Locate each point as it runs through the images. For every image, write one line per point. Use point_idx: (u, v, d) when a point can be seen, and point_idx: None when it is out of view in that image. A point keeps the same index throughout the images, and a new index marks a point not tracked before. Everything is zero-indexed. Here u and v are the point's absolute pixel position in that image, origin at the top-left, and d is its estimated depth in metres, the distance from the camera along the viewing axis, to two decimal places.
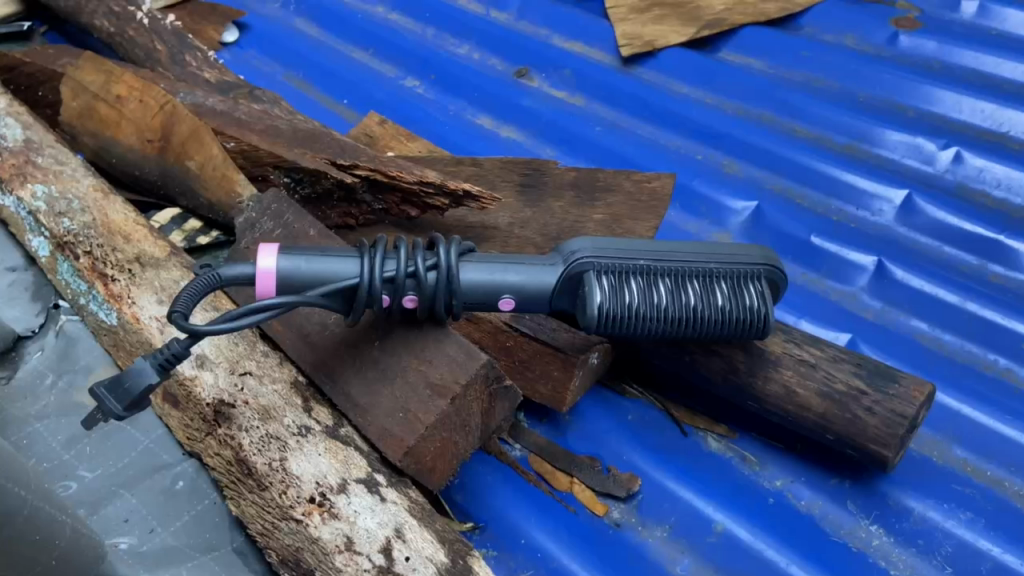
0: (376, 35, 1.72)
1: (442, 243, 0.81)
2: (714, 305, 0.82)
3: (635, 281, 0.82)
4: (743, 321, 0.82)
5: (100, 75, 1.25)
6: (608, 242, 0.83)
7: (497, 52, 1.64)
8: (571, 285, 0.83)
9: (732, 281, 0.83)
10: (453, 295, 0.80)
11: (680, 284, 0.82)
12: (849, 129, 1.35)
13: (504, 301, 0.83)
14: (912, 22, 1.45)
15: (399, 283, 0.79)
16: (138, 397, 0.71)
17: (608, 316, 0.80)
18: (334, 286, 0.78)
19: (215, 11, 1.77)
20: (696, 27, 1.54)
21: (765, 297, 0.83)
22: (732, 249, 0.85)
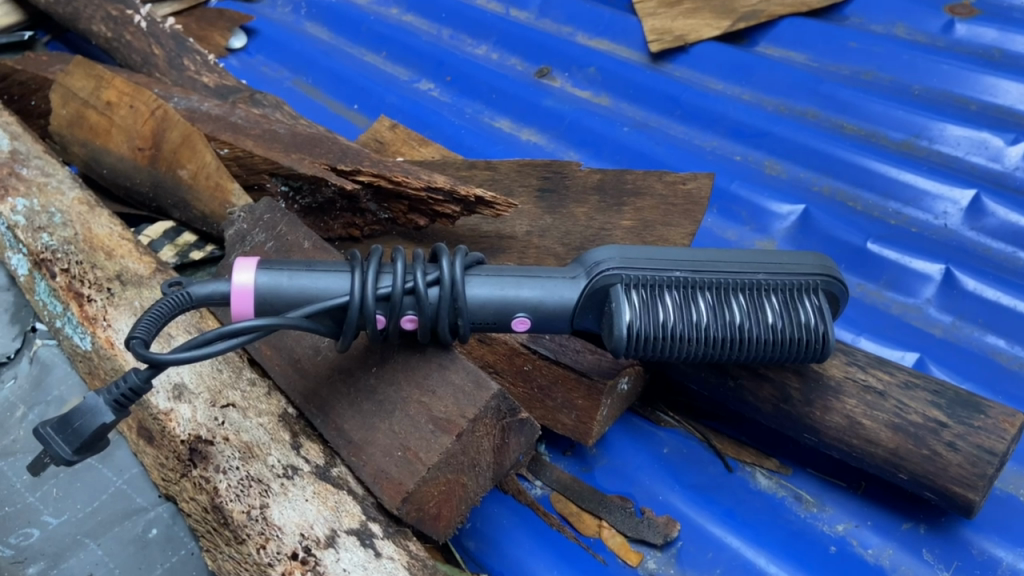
0: (388, 37, 1.63)
1: (445, 254, 0.70)
2: (765, 324, 0.70)
3: (669, 295, 0.70)
4: (799, 341, 0.70)
5: (90, 80, 1.17)
6: (638, 251, 0.72)
7: (517, 52, 1.54)
8: (596, 301, 0.71)
9: (784, 295, 0.71)
10: (458, 314, 0.70)
11: (724, 299, 0.71)
12: (903, 125, 1.22)
13: (518, 320, 0.72)
14: (968, 9, 1.31)
15: (395, 302, 0.68)
16: (90, 439, 0.60)
17: (639, 338, 0.69)
18: (321, 305, 0.67)
19: (223, 16, 1.69)
20: (731, 20, 1.42)
21: (823, 313, 0.71)
22: (784, 257, 0.72)
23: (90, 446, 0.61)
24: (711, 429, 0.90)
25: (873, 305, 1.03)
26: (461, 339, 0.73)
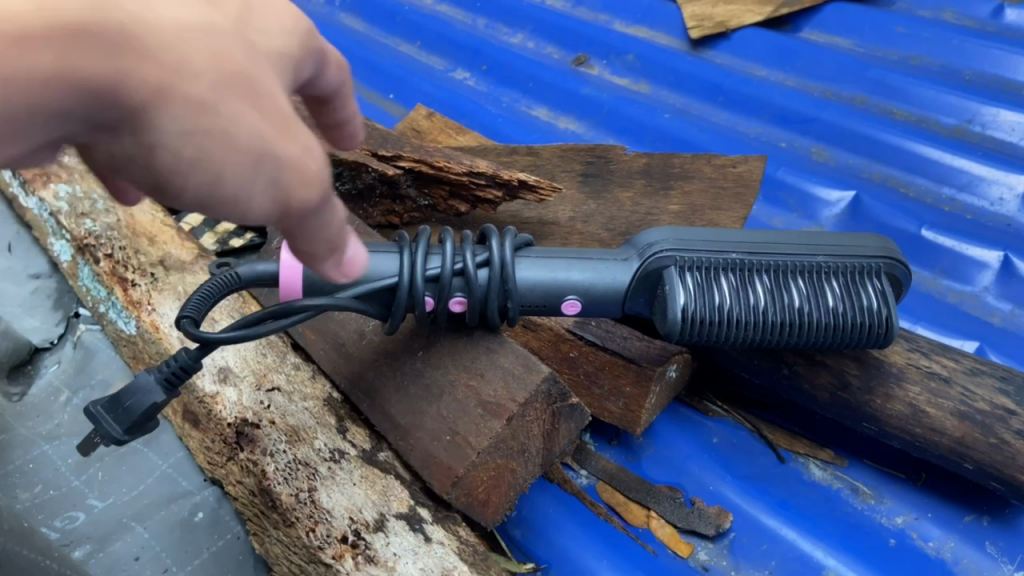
0: (424, 26, 1.62)
1: (495, 236, 0.69)
2: (826, 308, 0.68)
3: (726, 277, 0.68)
4: (861, 326, 0.68)
5: None
6: (693, 233, 0.70)
7: (553, 41, 1.53)
8: (648, 284, 0.69)
9: (845, 279, 0.69)
10: (508, 297, 0.68)
11: (783, 283, 0.68)
12: (954, 110, 1.19)
13: (568, 303, 0.70)
14: None
15: (444, 283, 0.67)
16: (141, 418, 0.60)
17: (694, 322, 0.67)
18: (368, 288, 0.66)
19: None
20: (774, 6, 1.40)
21: (886, 297, 0.69)
22: (844, 240, 0.70)
23: (142, 426, 0.61)
24: (761, 419, 0.88)
25: (928, 293, 0.99)
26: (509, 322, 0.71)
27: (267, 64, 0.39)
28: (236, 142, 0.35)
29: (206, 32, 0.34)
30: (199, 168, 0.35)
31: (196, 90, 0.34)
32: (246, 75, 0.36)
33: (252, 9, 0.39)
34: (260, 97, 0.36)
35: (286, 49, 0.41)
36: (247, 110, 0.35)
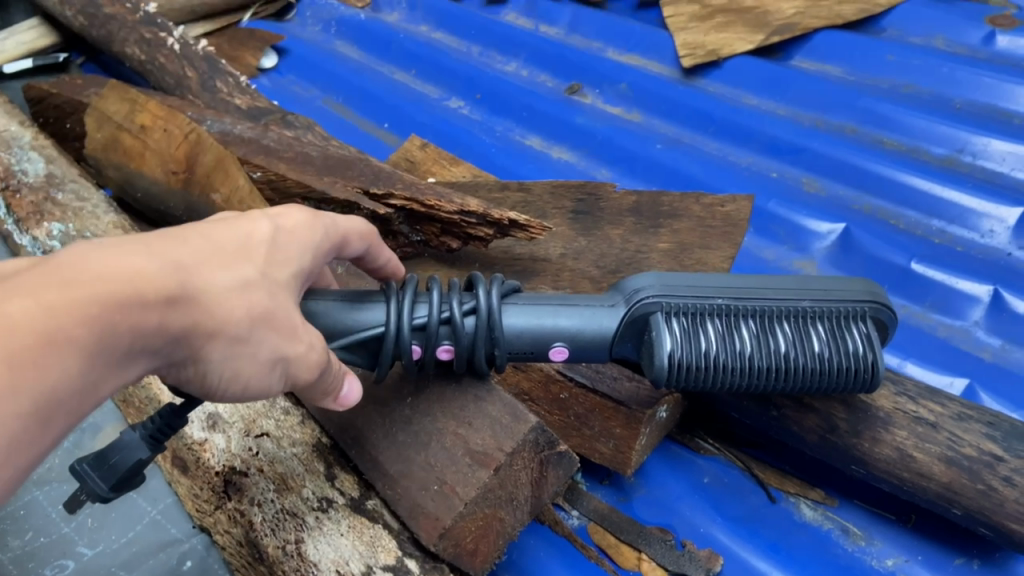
0: (419, 56, 1.64)
1: (483, 284, 0.69)
2: (811, 353, 0.68)
3: (711, 322, 0.68)
4: (846, 370, 0.68)
5: (124, 105, 1.18)
6: (679, 278, 0.70)
7: (547, 69, 1.56)
8: (635, 330, 0.69)
9: (830, 323, 0.69)
10: (495, 344, 0.68)
11: (768, 327, 0.69)
12: (944, 140, 1.19)
13: (556, 349, 0.70)
14: (1010, 21, 1.35)
15: (431, 332, 0.67)
16: (125, 476, 0.60)
17: (680, 368, 0.67)
18: (357, 335, 0.67)
19: (254, 37, 1.71)
20: (765, 34, 1.44)
21: (872, 341, 0.68)
22: (829, 284, 0.70)
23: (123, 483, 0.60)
24: (752, 457, 0.88)
25: (918, 327, 0.99)
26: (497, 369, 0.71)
27: (283, 289, 0.59)
28: (258, 354, 0.56)
29: (242, 289, 0.55)
30: (231, 381, 0.57)
31: (235, 329, 0.54)
32: (266, 311, 0.56)
33: (276, 248, 0.60)
34: (281, 321, 0.57)
35: (301, 269, 0.62)
36: (268, 334, 0.56)
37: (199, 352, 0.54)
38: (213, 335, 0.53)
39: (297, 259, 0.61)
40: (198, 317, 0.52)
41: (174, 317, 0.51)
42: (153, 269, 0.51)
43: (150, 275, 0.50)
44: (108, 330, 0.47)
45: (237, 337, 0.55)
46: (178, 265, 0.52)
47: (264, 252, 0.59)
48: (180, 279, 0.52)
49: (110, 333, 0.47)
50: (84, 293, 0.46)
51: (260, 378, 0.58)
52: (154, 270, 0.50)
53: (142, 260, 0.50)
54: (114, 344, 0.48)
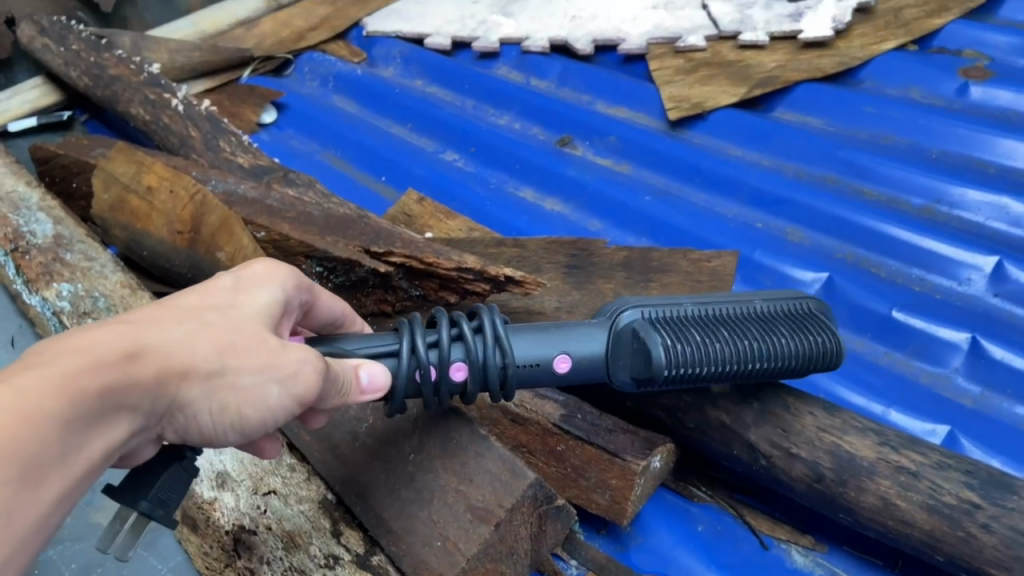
0: (414, 110, 1.70)
1: (485, 309, 0.76)
2: (782, 339, 0.79)
3: (693, 324, 0.78)
4: (817, 349, 0.80)
5: (132, 166, 1.23)
6: (651, 298, 0.81)
7: (539, 122, 1.62)
8: (624, 345, 0.78)
9: (787, 317, 0.83)
10: (504, 355, 0.73)
11: (739, 327, 0.80)
12: (921, 189, 1.24)
13: (561, 356, 0.77)
14: (982, 73, 1.42)
15: (444, 348, 0.72)
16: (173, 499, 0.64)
17: (678, 359, 0.75)
18: (374, 349, 0.72)
19: (254, 93, 1.76)
20: (747, 87, 1.51)
21: (822, 329, 0.81)
22: (771, 294, 0.85)
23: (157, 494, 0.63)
24: (744, 504, 0.91)
25: (900, 374, 1.03)
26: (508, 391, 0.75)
27: (245, 319, 0.63)
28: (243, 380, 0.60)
29: (205, 328, 0.59)
30: (224, 413, 0.60)
31: (211, 361, 0.58)
32: (236, 342, 0.60)
33: (228, 293, 0.65)
34: (255, 350, 0.61)
35: (263, 305, 0.66)
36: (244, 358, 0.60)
37: (181, 397, 0.57)
38: (186, 376, 0.57)
39: (257, 298, 0.66)
40: (172, 361, 0.56)
41: (146, 367, 0.54)
42: (104, 334, 0.53)
43: (110, 337, 0.53)
44: (80, 393, 0.49)
45: (218, 371, 0.58)
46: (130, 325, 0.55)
47: (224, 300, 0.64)
48: (138, 337, 0.54)
49: (82, 398, 0.49)
50: (48, 369, 0.48)
51: (259, 403, 0.61)
52: (107, 334, 0.53)
53: (88, 331, 0.52)
54: (90, 405, 0.50)
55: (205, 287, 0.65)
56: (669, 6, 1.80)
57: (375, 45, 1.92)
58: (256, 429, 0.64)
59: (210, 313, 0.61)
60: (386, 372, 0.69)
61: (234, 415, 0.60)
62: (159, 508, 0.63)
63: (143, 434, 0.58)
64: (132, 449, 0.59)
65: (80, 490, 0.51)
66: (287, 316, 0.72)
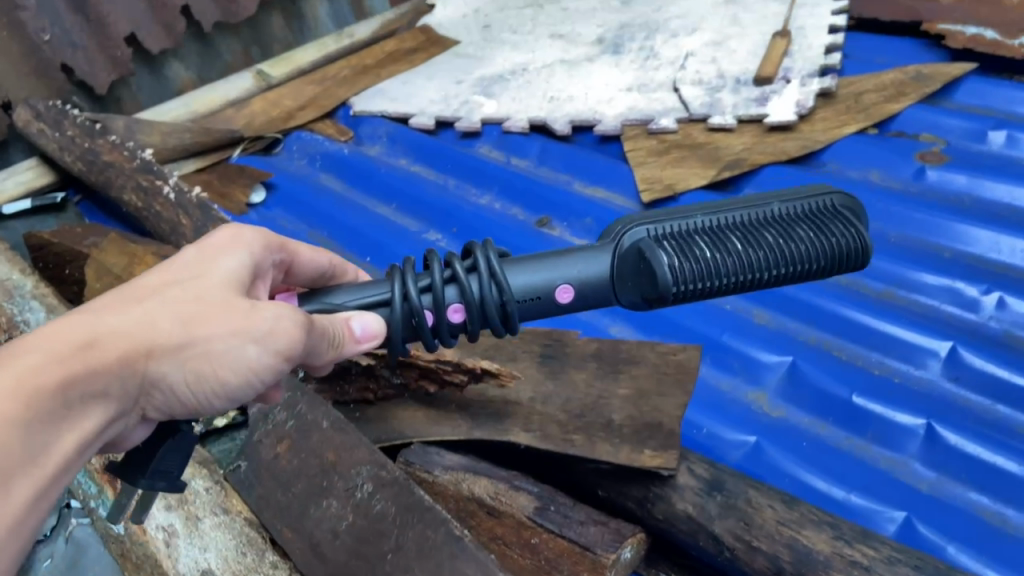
0: (399, 190, 1.76)
1: (479, 244, 0.72)
2: (804, 240, 0.69)
3: (699, 239, 0.69)
4: (849, 247, 0.69)
5: (123, 258, 1.29)
6: (654, 212, 0.72)
7: (519, 202, 1.68)
8: (627, 264, 0.70)
9: (809, 217, 0.72)
10: (501, 294, 0.69)
11: (755, 232, 0.70)
12: (882, 274, 1.30)
13: (564, 289, 0.72)
14: (938, 156, 1.48)
15: (436, 291, 0.69)
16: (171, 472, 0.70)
17: (682, 277, 0.66)
18: (366, 300, 0.73)
19: (243, 173, 1.83)
20: (716, 169, 1.58)
21: (853, 223, 0.71)
22: (793, 189, 0.74)
23: (156, 466, 0.68)
24: None
25: (861, 460, 1.07)
26: (512, 327, 0.71)
27: (205, 289, 0.68)
28: (211, 346, 0.65)
29: (162, 304, 0.64)
30: (198, 381, 0.66)
31: (171, 334, 0.64)
32: (196, 312, 0.65)
33: (188, 266, 0.70)
34: (222, 315, 0.66)
35: (231, 270, 0.72)
36: (207, 325, 0.65)
37: (151, 372, 0.63)
38: (152, 352, 0.63)
39: (224, 264, 0.72)
40: (136, 342, 0.61)
41: (106, 351, 0.59)
42: (64, 329, 0.59)
43: (68, 331, 0.58)
44: (42, 387, 0.54)
45: (188, 342, 0.64)
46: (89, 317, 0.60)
47: (193, 270, 0.70)
48: (94, 327, 0.60)
49: (46, 391, 0.55)
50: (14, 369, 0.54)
51: (238, 360, 0.67)
52: (64, 330, 0.58)
53: (45, 330, 0.58)
54: (55, 398, 0.55)
55: (174, 262, 0.71)
56: (642, 88, 1.88)
57: (362, 124, 1.99)
58: (245, 386, 0.70)
59: (177, 286, 0.67)
60: (380, 320, 0.71)
61: (212, 379, 0.66)
62: (158, 480, 0.68)
63: (124, 415, 0.64)
64: (122, 429, 0.66)
65: (61, 483, 0.58)
66: (261, 276, 0.79)
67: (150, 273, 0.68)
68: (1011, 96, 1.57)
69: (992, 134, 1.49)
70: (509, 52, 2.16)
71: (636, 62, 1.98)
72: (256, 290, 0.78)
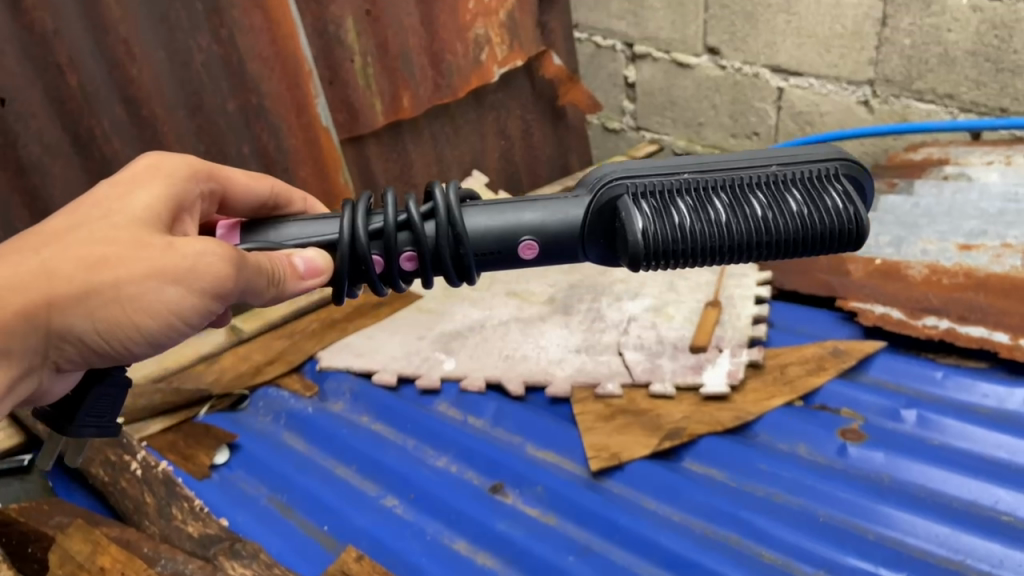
0: (359, 452, 1.83)
1: (439, 190, 1.07)
2: (789, 208, 1.07)
3: (697, 200, 1.08)
4: (831, 214, 1.07)
5: (87, 544, 1.37)
6: (649, 169, 1.09)
7: (474, 467, 1.75)
8: (612, 210, 1.08)
9: (800, 189, 1.10)
10: (444, 233, 1.05)
11: (746, 199, 1.08)
12: (813, 557, 1.40)
13: (526, 243, 1.09)
14: (857, 434, 1.63)
15: (391, 230, 1.05)
16: (109, 408, 1.12)
17: (674, 234, 1.05)
18: (306, 239, 1.10)
19: (209, 433, 1.89)
20: (659, 437, 1.69)
21: (837, 197, 1.08)
22: (796, 161, 1.12)
23: (88, 415, 1.09)
24: None
25: None
26: (461, 259, 1.07)
27: (123, 231, 1.08)
28: (121, 294, 1.05)
29: (75, 260, 1.04)
30: (106, 321, 1.06)
31: (77, 284, 1.03)
32: (101, 267, 1.04)
33: (113, 211, 1.11)
34: (137, 252, 1.06)
35: (139, 201, 1.14)
36: (120, 274, 1.04)
37: (63, 315, 1.04)
38: (62, 303, 1.03)
39: (137, 197, 1.15)
40: (43, 294, 1.02)
41: (10, 303, 1.00)
42: None
43: None
44: None
45: (98, 288, 1.04)
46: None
47: (119, 206, 1.12)
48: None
49: None
50: None
51: (153, 298, 1.06)
52: None
53: None
54: None
55: (105, 196, 1.14)
56: (589, 349, 2.04)
57: (327, 378, 2.10)
58: (165, 323, 1.09)
59: (94, 223, 1.09)
60: (317, 258, 1.07)
61: (125, 315, 1.06)
62: (87, 423, 1.09)
63: (46, 348, 1.06)
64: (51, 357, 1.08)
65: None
66: (185, 214, 1.22)
67: (75, 213, 1.11)
68: (917, 373, 1.75)
69: (905, 411, 1.65)
70: (468, 308, 2.33)
71: (584, 323, 2.16)
72: (182, 226, 1.21)
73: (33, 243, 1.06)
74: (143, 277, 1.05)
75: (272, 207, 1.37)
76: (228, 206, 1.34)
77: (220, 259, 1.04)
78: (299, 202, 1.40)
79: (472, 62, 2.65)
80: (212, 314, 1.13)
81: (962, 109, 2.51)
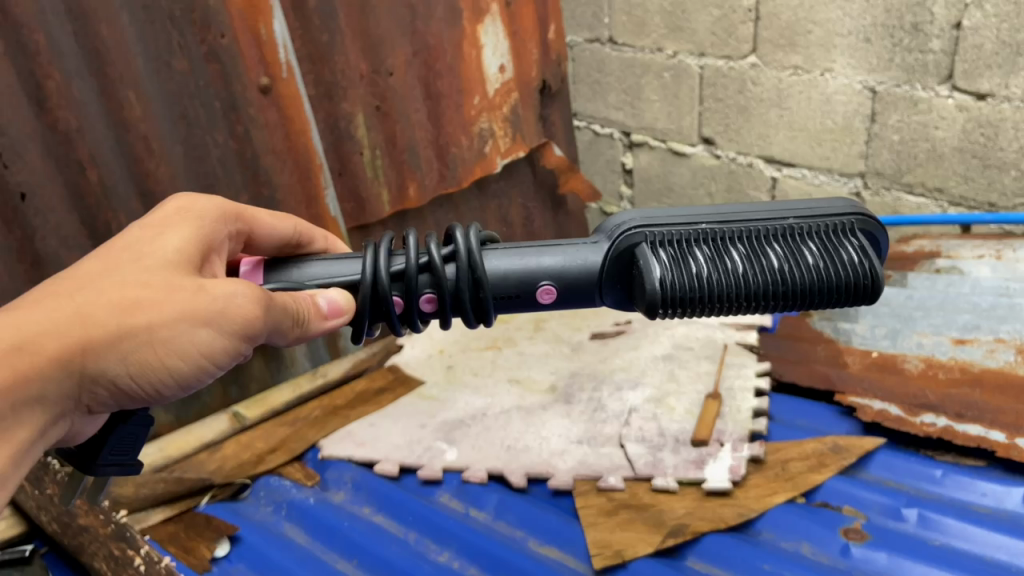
0: (361, 545, 1.82)
1: (461, 234, 1.18)
2: (804, 262, 1.17)
3: (715, 250, 1.18)
4: (844, 268, 1.16)
5: None
6: (668, 217, 1.20)
7: (476, 562, 1.74)
8: (631, 255, 1.19)
9: (815, 243, 1.20)
10: (466, 276, 1.16)
11: (762, 252, 1.18)
12: None
13: (544, 288, 1.20)
14: (860, 533, 1.63)
15: (418, 271, 1.15)
16: (131, 444, 1.24)
17: (693, 280, 1.14)
18: (331, 279, 1.20)
19: (210, 524, 1.89)
20: (662, 534, 1.70)
21: (850, 253, 1.19)
22: (810, 217, 1.22)
23: (111, 457, 1.22)
24: None
25: None
26: (480, 302, 1.17)
27: (154, 277, 1.14)
28: (155, 337, 1.11)
29: (111, 304, 1.09)
30: (138, 365, 1.11)
31: (114, 328, 1.08)
32: (138, 310, 1.10)
33: (142, 257, 1.18)
34: (171, 295, 1.12)
35: (173, 243, 1.24)
36: (154, 316, 1.10)
37: (97, 359, 1.08)
38: (97, 347, 1.07)
39: (173, 239, 1.24)
40: (80, 338, 1.06)
41: (48, 348, 1.03)
42: (11, 335, 1.01)
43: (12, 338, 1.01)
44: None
45: (134, 332, 1.09)
46: (35, 329, 1.03)
47: (152, 249, 1.21)
48: (34, 336, 1.03)
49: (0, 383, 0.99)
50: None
51: (185, 340, 1.12)
52: (15, 340, 1.01)
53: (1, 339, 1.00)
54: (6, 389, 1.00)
55: (136, 243, 1.21)
56: (591, 440, 2.06)
57: (329, 467, 2.11)
58: (193, 363, 1.16)
59: (127, 268, 1.15)
60: (341, 297, 1.17)
61: (157, 357, 1.12)
62: (111, 466, 1.22)
63: (77, 392, 1.10)
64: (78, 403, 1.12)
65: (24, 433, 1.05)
66: (217, 253, 1.34)
67: (107, 257, 1.17)
68: (916, 471, 1.77)
69: (906, 510, 1.67)
70: (469, 395, 2.35)
71: (585, 414, 2.17)
72: (212, 266, 1.31)
73: (65, 287, 1.10)
74: (176, 319, 1.11)
75: (295, 244, 1.52)
76: (254, 244, 1.47)
77: (250, 300, 1.13)
78: (319, 239, 1.56)
79: (476, 153, 2.74)
80: (238, 354, 1.21)
81: (951, 202, 2.58)
